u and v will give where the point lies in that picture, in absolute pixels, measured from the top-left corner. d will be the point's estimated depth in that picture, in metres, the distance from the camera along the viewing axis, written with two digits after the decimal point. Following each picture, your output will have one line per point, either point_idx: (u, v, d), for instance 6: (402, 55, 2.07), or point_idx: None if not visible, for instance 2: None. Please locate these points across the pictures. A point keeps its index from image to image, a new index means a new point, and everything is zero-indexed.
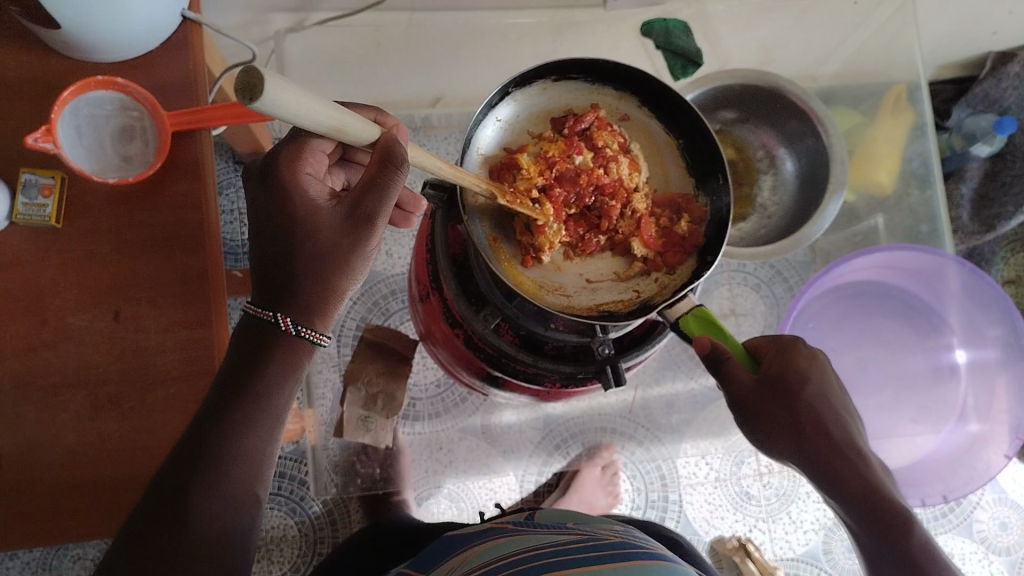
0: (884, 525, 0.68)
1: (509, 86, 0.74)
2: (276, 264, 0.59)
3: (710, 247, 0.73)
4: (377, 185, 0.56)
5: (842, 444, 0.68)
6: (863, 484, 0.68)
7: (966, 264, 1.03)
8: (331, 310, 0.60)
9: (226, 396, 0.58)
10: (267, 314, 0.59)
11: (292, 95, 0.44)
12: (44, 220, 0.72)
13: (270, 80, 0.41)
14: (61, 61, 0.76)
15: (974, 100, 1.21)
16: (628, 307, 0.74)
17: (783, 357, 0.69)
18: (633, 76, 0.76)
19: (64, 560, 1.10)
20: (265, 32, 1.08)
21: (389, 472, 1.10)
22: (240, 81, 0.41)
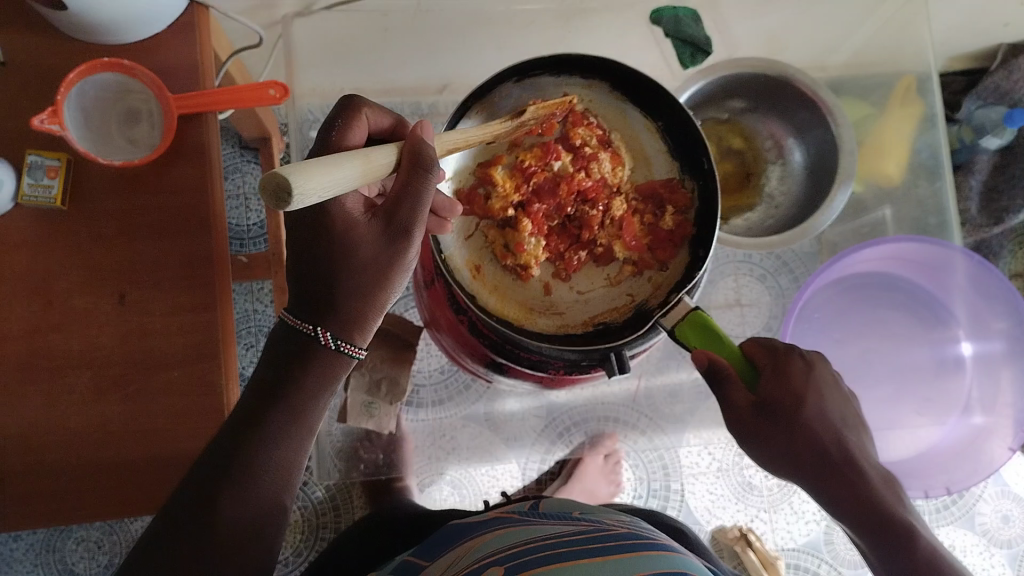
0: (888, 532, 0.69)
1: (469, 100, 0.76)
2: (315, 284, 0.60)
3: (699, 243, 0.77)
4: (411, 194, 0.56)
5: (842, 463, 0.69)
6: (862, 498, 0.69)
7: (973, 256, 1.02)
8: (369, 321, 0.61)
9: (258, 406, 0.60)
10: (306, 328, 0.60)
11: (317, 174, 0.46)
12: (50, 202, 0.72)
13: (294, 180, 0.43)
14: (67, 42, 0.76)
15: (984, 93, 1.21)
16: (622, 316, 0.80)
17: (781, 373, 0.68)
18: (593, 62, 0.77)
19: (67, 542, 1.11)
20: (273, 16, 1.09)
21: (392, 457, 1.10)
22: (270, 190, 0.43)
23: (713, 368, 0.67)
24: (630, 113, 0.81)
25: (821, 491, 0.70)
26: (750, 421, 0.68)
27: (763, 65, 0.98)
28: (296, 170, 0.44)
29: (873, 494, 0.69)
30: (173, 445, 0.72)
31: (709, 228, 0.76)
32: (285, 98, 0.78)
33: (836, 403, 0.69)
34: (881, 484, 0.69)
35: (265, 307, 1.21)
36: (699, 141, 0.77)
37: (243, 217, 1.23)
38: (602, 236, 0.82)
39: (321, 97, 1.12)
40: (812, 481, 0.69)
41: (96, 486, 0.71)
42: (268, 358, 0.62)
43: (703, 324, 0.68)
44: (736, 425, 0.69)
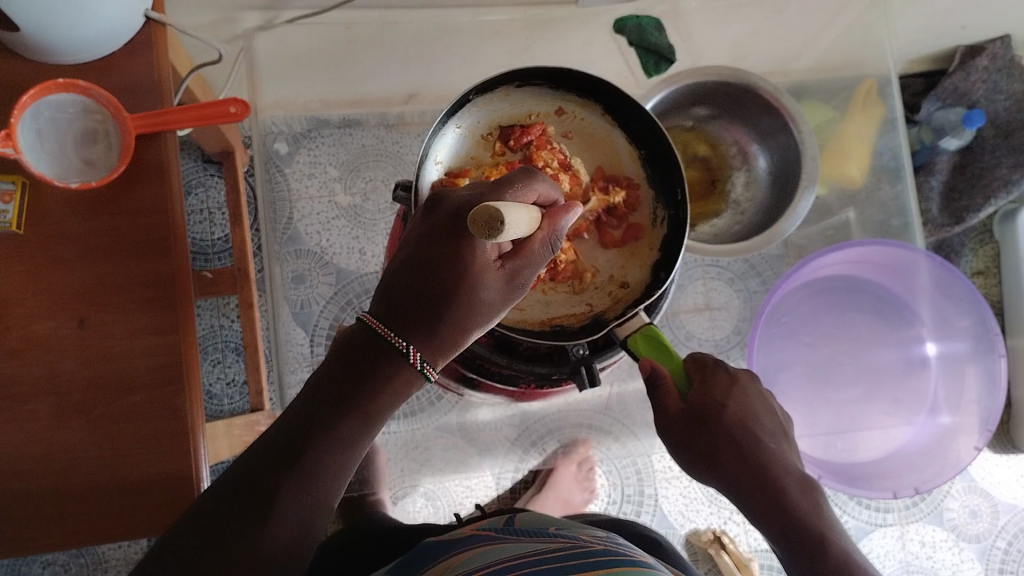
0: (798, 548, 0.63)
1: (470, 93, 0.79)
2: (422, 301, 0.57)
3: (663, 264, 0.79)
4: (534, 256, 0.59)
5: (758, 468, 0.66)
6: (781, 508, 0.65)
7: (935, 257, 1.04)
8: (454, 351, 0.58)
9: (331, 405, 0.55)
10: (399, 343, 0.56)
11: (513, 213, 0.49)
12: (5, 226, 0.71)
13: (503, 211, 0.47)
14: (21, 62, 0.74)
15: (943, 94, 1.23)
16: (580, 321, 0.80)
17: (707, 387, 0.68)
18: (590, 81, 0.81)
19: (33, 566, 1.09)
20: (234, 30, 1.07)
21: (365, 472, 1.09)
22: (486, 219, 0.47)
23: (652, 376, 0.70)
24: (615, 137, 0.84)
25: (743, 504, 0.66)
26: (674, 425, 0.68)
27: (725, 73, 0.98)
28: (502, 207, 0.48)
29: (789, 501, 0.65)
30: (139, 469, 0.70)
31: (673, 251, 0.78)
32: (246, 115, 0.78)
33: (757, 411, 0.69)
34: (803, 494, 0.66)
35: (233, 322, 1.20)
36: (674, 167, 0.80)
37: (208, 231, 1.22)
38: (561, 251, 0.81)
39: (285, 110, 1.14)
40: (731, 490, 0.66)
41: (61, 514, 0.69)
42: (342, 353, 0.57)
43: (655, 336, 0.72)
44: (665, 434, 0.69)
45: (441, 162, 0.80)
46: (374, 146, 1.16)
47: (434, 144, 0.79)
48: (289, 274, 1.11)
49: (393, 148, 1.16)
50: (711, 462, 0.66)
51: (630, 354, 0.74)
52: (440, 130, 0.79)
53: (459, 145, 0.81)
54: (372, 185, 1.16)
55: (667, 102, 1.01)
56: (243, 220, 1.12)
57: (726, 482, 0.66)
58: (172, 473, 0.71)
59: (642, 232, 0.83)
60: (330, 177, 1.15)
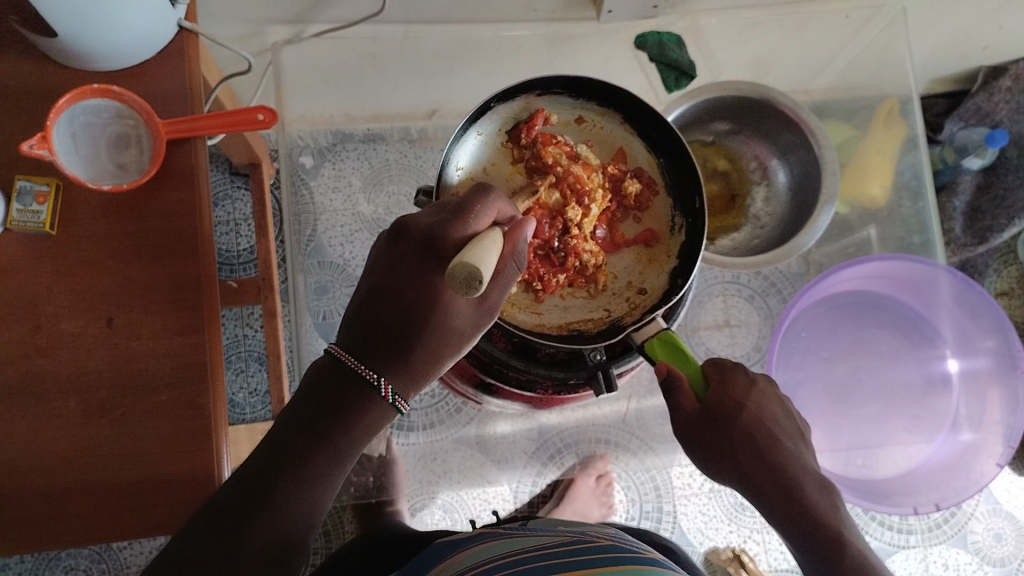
0: (820, 549, 0.64)
1: (492, 99, 0.80)
2: (388, 330, 0.60)
3: (681, 270, 0.80)
4: (503, 277, 0.61)
5: (776, 468, 0.66)
6: (797, 508, 0.65)
7: (956, 273, 1.03)
8: (425, 382, 0.61)
9: (302, 439, 0.58)
10: (369, 376, 0.59)
11: (490, 256, 0.53)
12: (39, 227, 0.72)
13: (482, 268, 0.51)
14: (60, 69, 0.77)
15: (966, 115, 1.23)
16: (597, 325, 0.81)
17: (724, 387, 0.68)
18: (610, 89, 0.83)
19: (57, 569, 1.10)
20: (263, 44, 1.10)
21: (383, 480, 1.10)
22: (464, 278, 0.51)
23: (668, 380, 0.70)
24: (634, 145, 0.85)
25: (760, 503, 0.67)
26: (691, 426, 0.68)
27: (745, 87, 0.99)
28: (479, 260, 0.52)
29: (809, 504, 0.65)
30: (161, 467, 0.72)
31: (693, 258, 0.79)
32: (273, 123, 0.79)
33: (775, 412, 0.69)
34: (822, 496, 0.66)
35: (256, 331, 1.22)
36: (692, 176, 0.81)
37: (234, 242, 1.24)
38: (586, 257, 0.81)
39: (309, 123, 1.17)
40: (751, 491, 0.67)
41: (83, 510, 0.70)
42: (311, 387, 0.60)
43: (673, 342, 0.73)
44: (682, 435, 0.70)
45: (462, 167, 0.81)
46: (397, 160, 1.19)
47: (455, 150, 0.80)
48: (312, 284, 1.12)
49: (416, 161, 1.20)
50: (730, 463, 0.67)
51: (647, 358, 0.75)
52: (460, 135, 0.80)
53: (478, 151, 0.82)
54: (394, 198, 1.18)
55: (687, 116, 1.02)
56: (268, 230, 1.14)
57: (744, 481, 0.67)
58: (193, 472, 0.72)
59: (660, 239, 0.83)
60: (353, 189, 1.18)
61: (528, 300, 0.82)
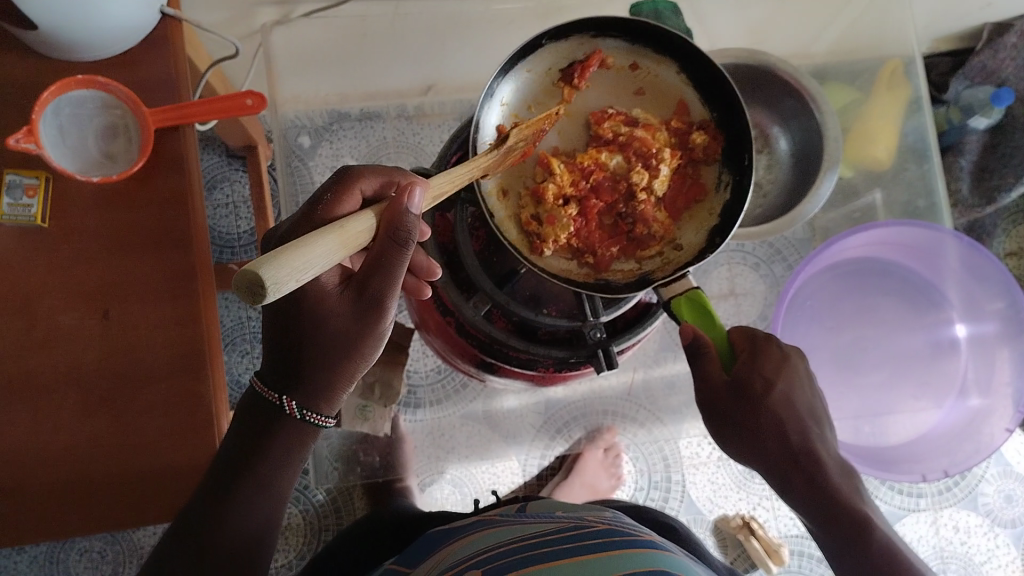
0: (839, 530, 0.66)
1: (542, 37, 0.78)
2: (287, 349, 0.60)
3: (722, 227, 0.77)
4: (387, 262, 0.55)
5: (800, 451, 0.67)
6: (814, 485, 0.67)
7: (963, 237, 1.02)
8: (337, 393, 0.61)
9: (234, 467, 0.61)
10: (273, 397, 0.61)
11: (296, 265, 0.45)
12: (30, 220, 0.72)
13: (265, 273, 0.42)
14: (45, 60, 0.76)
15: (971, 73, 1.20)
16: (630, 276, 0.79)
17: (754, 361, 0.68)
18: (673, 39, 0.78)
19: (71, 554, 1.11)
20: (250, 27, 1.07)
21: (389, 459, 1.10)
22: (245, 288, 0.42)
23: (695, 344, 0.69)
24: (688, 98, 0.81)
25: (777, 479, 0.68)
26: (723, 398, 0.68)
27: (744, 54, 0.99)
28: (272, 268, 0.43)
29: (832, 486, 0.67)
30: (163, 457, 0.72)
31: (734, 216, 0.76)
32: (263, 107, 0.78)
33: (805, 393, 0.69)
34: (840, 476, 0.68)
35: (260, 314, 1.22)
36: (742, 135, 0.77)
37: (233, 225, 1.23)
38: (655, 224, 0.79)
39: (304, 104, 1.15)
40: (770, 469, 0.68)
41: (87, 502, 0.71)
42: (240, 415, 0.63)
43: (701, 302, 0.69)
44: (707, 403, 0.70)
45: (505, 105, 0.80)
46: (394, 137, 1.18)
47: (494, 97, 0.79)
48: None
49: (414, 138, 1.19)
50: (755, 443, 0.68)
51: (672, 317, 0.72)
52: (499, 77, 0.78)
53: (521, 98, 0.81)
54: None
55: None
56: (268, 213, 1.14)
57: (761, 460, 0.68)
58: (196, 460, 0.72)
59: (703, 197, 0.81)
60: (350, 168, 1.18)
61: (570, 262, 0.80)
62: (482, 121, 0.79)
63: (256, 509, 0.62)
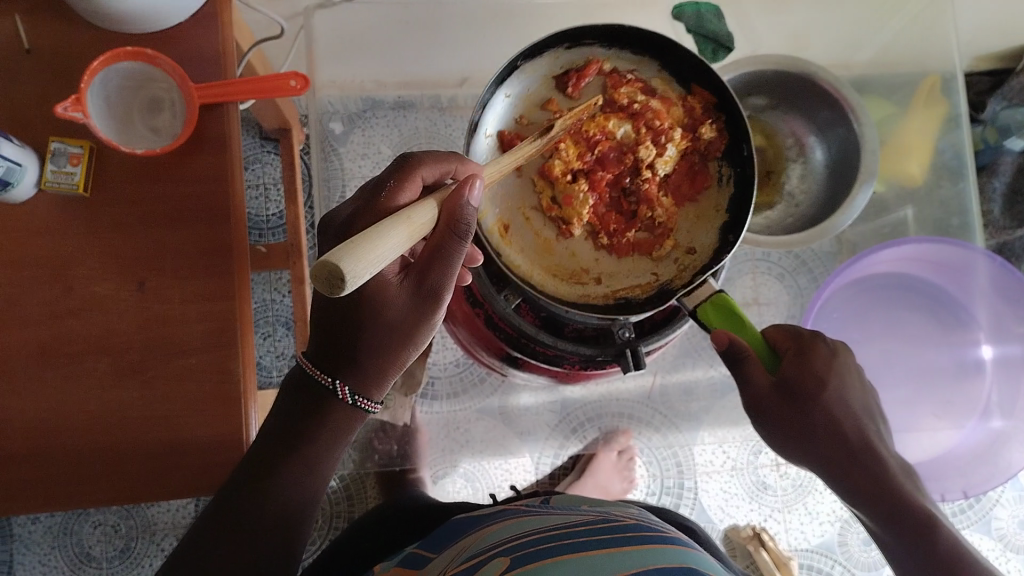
0: (904, 523, 0.70)
1: (518, 59, 0.79)
2: (340, 333, 0.61)
3: (732, 228, 0.78)
4: (444, 254, 0.57)
5: (859, 448, 0.69)
6: (871, 480, 0.70)
7: (995, 258, 1.00)
8: (386, 379, 0.62)
9: (280, 449, 0.62)
10: (325, 380, 0.61)
11: (371, 254, 0.46)
12: (73, 188, 0.73)
13: (345, 265, 0.44)
14: (93, 31, 0.77)
15: (1009, 92, 1.18)
16: (646, 291, 0.80)
17: (803, 359, 0.69)
18: (647, 37, 0.80)
19: (84, 526, 1.12)
20: (294, 7, 1.11)
21: (406, 448, 1.11)
22: (322, 278, 0.44)
23: (732, 348, 0.68)
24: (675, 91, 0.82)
25: (834, 477, 0.71)
26: (771, 406, 0.68)
27: (785, 62, 0.97)
28: (350, 259, 0.44)
29: (892, 482, 0.70)
30: (191, 432, 0.72)
31: (743, 213, 0.77)
32: (305, 90, 0.79)
33: (856, 391, 0.70)
34: (894, 469, 0.70)
35: (283, 296, 1.23)
36: (742, 129, 0.78)
37: (263, 207, 1.25)
38: (658, 208, 0.80)
39: (340, 89, 1.15)
40: (827, 468, 0.71)
41: (116, 470, 0.72)
42: (286, 390, 0.64)
43: (727, 306, 0.70)
44: (759, 411, 0.70)
45: (491, 132, 0.82)
46: (425, 127, 1.16)
47: (487, 114, 0.81)
48: None
49: (444, 130, 1.17)
50: (810, 443, 0.70)
51: (699, 323, 0.72)
52: (489, 98, 0.80)
53: (511, 113, 0.82)
54: None
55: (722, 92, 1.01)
56: (297, 195, 1.14)
57: (820, 459, 0.71)
58: (219, 437, 0.72)
59: (711, 186, 0.81)
60: (383, 157, 1.16)
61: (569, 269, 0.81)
62: (472, 149, 0.80)
63: (299, 488, 0.63)
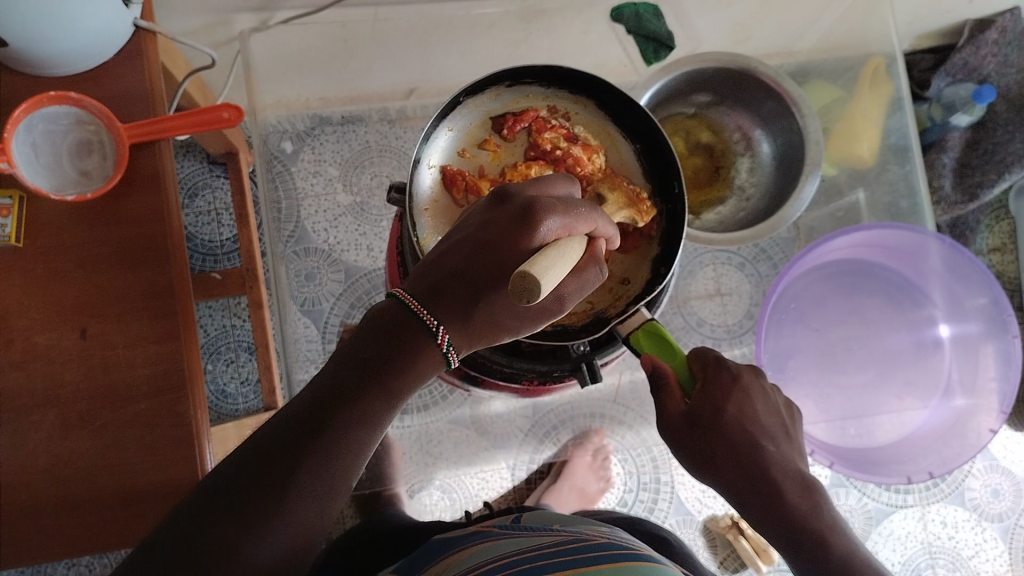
0: (802, 553, 0.62)
1: (462, 95, 0.79)
2: (460, 293, 0.58)
3: (664, 258, 0.79)
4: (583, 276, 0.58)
5: (754, 470, 0.64)
6: (772, 505, 0.63)
7: (945, 240, 1.02)
8: (479, 342, 0.60)
9: (345, 392, 0.55)
10: (431, 322, 0.57)
11: (558, 272, 0.50)
12: (4, 240, 0.71)
13: (542, 286, 0.48)
14: (16, 76, 0.75)
15: (953, 70, 1.20)
16: (582, 319, 0.80)
17: (706, 387, 0.66)
18: (583, 77, 0.81)
19: (57, 569, 1.10)
20: (229, 32, 1.06)
21: (375, 470, 1.08)
22: (518, 288, 0.48)
23: (655, 374, 0.68)
24: (611, 130, 0.83)
25: (741, 506, 0.65)
26: (675, 430, 0.66)
27: (726, 58, 0.97)
28: (545, 277, 0.49)
29: (791, 510, 0.63)
30: (146, 477, 0.71)
31: (675, 243, 0.78)
32: (240, 118, 0.78)
33: (760, 412, 0.67)
34: (798, 495, 0.64)
35: (244, 321, 1.21)
36: (670, 165, 0.80)
37: (215, 233, 1.23)
38: None
39: (286, 108, 1.15)
40: (730, 495, 0.66)
41: (71, 524, 0.70)
42: (367, 329, 0.58)
43: (656, 332, 0.71)
44: (669, 439, 0.67)
45: (434, 166, 0.80)
46: (377, 141, 1.17)
47: (428, 147, 0.79)
48: (297, 272, 1.12)
49: (396, 142, 1.18)
50: (709, 466, 0.65)
51: (632, 351, 0.73)
52: (431, 132, 0.79)
53: (453, 148, 0.81)
54: (377, 179, 1.17)
55: (667, 89, 1.00)
56: (249, 219, 1.12)
57: (722, 483, 0.65)
58: (177, 480, 0.71)
59: None
60: (332, 176, 1.16)
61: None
62: (415, 181, 0.78)
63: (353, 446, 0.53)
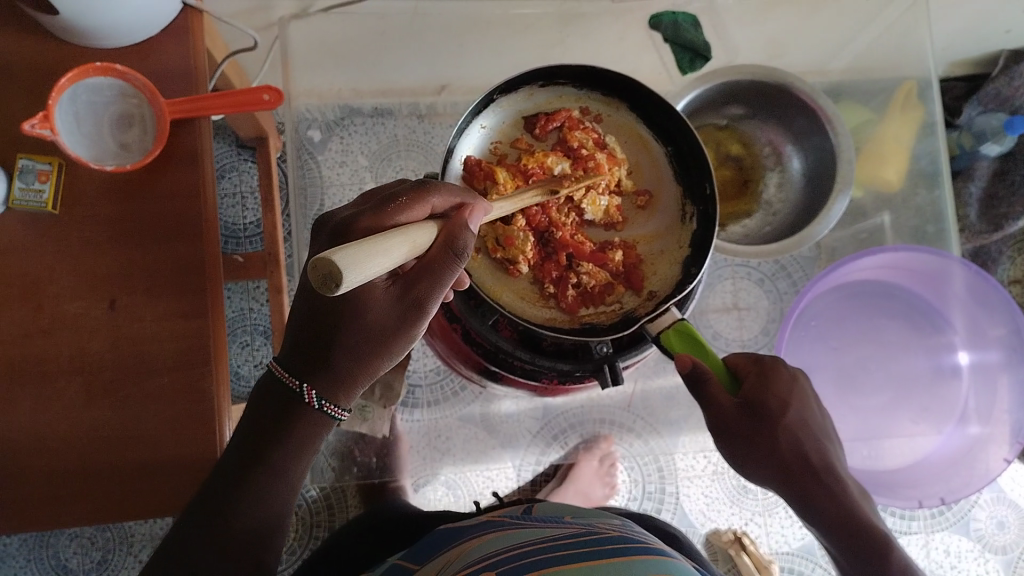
0: (855, 541, 0.70)
1: (495, 92, 0.80)
2: (314, 336, 0.59)
3: (694, 260, 0.79)
4: (436, 271, 0.56)
5: (819, 467, 0.70)
6: (831, 501, 0.70)
7: (971, 266, 1.01)
8: (357, 386, 0.60)
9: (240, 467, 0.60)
10: (293, 384, 0.60)
11: (370, 262, 0.45)
12: (41, 206, 0.72)
13: (345, 271, 0.43)
14: (62, 45, 0.76)
15: (985, 98, 1.19)
16: (611, 319, 0.80)
17: (766, 383, 0.70)
18: (617, 79, 0.81)
19: (61, 538, 1.11)
20: (268, 18, 1.09)
21: (385, 461, 1.10)
22: (319, 276, 0.42)
23: (694, 372, 0.68)
24: (642, 132, 0.84)
25: (802, 501, 0.71)
26: (738, 426, 0.69)
27: (761, 72, 0.97)
28: (349, 262, 0.43)
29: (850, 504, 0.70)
30: (164, 451, 0.71)
31: (705, 246, 0.78)
32: (280, 103, 0.78)
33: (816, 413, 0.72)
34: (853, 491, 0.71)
35: (262, 305, 1.21)
36: (703, 166, 0.80)
37: (240, 215, 1.23)
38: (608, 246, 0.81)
39: (318, 97, 1.13)
40: (788, 488, 0.71)
41: (87, 493, 0.70)
42: (252, 406, 0.62)
43: (690, 333, 0.71)
44: (718, 429, 0.70)
45: None
46: (405, 135, 1.16)
47: (461, 142, 0.80)
48: None
49: (425, 138, 1.17)
50: (773, 464, 0.69)
51: (663, 350, 0.73)
52: (465, 126, 0.80)
53: (486, 144, 0.82)
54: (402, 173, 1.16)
55: (701, 99, 1.00)
56: (275, 203, 1.13)
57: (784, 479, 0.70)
58: (194, 455, 0.72)
59: (671, 224, 0.83)
60: (360, 166, 1.15)
61: (533, 291, 0.81)
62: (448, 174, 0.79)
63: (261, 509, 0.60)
